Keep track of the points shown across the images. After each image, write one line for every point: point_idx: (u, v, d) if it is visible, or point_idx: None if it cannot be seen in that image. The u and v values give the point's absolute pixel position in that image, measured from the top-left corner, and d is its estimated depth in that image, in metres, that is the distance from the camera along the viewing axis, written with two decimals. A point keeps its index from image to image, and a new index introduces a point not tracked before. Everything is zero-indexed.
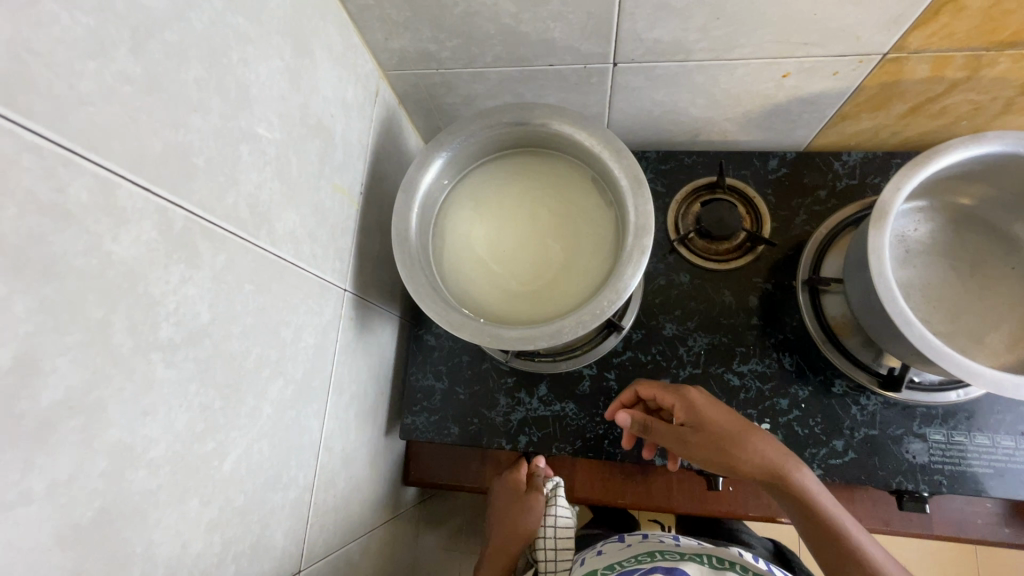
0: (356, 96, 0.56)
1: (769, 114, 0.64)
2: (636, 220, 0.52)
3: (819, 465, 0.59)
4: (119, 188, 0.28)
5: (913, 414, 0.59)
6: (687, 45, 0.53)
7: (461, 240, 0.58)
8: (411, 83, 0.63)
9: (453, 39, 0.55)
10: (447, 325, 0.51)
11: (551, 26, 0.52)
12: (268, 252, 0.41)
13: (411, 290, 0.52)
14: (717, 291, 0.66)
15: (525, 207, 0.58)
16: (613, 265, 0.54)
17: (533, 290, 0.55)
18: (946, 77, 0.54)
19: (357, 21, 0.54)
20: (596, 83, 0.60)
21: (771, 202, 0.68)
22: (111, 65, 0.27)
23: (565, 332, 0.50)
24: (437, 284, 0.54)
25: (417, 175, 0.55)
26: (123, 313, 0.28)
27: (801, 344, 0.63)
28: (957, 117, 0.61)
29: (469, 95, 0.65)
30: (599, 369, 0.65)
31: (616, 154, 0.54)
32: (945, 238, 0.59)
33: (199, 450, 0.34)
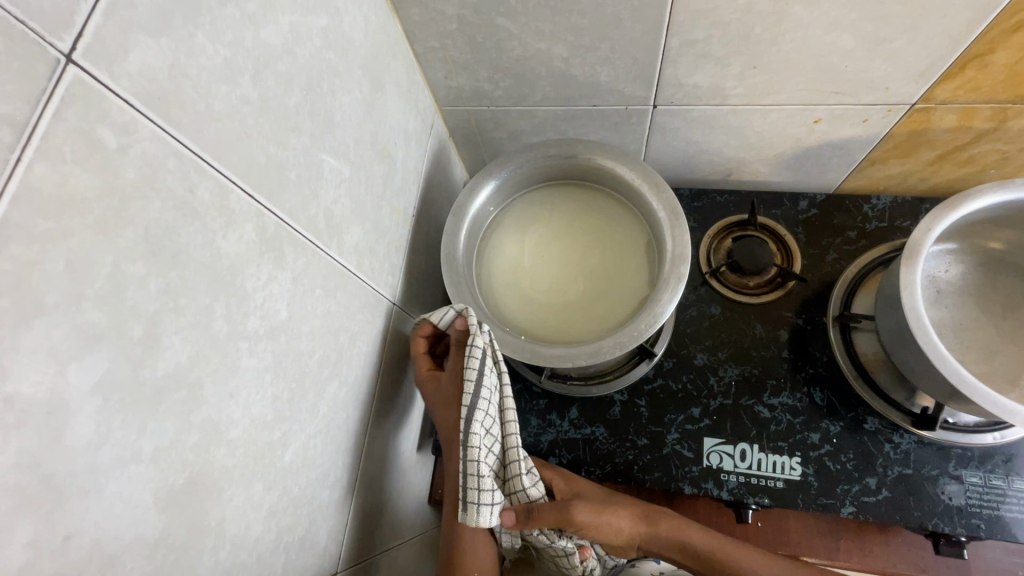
0: (415, 127, 0.61)
1: (801, 157, 0.67)
2: (674, 248, 0.55)
3: (851, 503, 0.59)
4: (232, 193, 0.32)
5: (949, 455, 0.59)
6: (724, 90, 0.57)
7: (506, 263, 0.61)
8: (463, 118, 0.69)
9: (506, 79, 0.60)
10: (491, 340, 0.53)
11: (598, 70, 0.57)
12: (336, 261, 0.45)
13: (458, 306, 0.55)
14: (748, 324, 0.67)
15: (567, 235, 0.62)
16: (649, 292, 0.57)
17: (571, 312, 0.58)
18: (974, 128, 0.57)
19: (420, 62, 0.59)
20: (635, 123, 0.64)
21: (802, 241, 0.70)
22: (238, 89, 0.32)
23: (604, 351, 0.52)
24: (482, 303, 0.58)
25: (467, 199, 0.59)
26: (223, 303, 0.32)
27: (832, 379, 0.64)
28: (985, 166, 0.63)
29: (516, 131, 0.70)
30: (630, 395, 0.66)
31: (655, 188, 0.58)
32: (977, 280, 0.60)
33: (268, 437, 0.37)
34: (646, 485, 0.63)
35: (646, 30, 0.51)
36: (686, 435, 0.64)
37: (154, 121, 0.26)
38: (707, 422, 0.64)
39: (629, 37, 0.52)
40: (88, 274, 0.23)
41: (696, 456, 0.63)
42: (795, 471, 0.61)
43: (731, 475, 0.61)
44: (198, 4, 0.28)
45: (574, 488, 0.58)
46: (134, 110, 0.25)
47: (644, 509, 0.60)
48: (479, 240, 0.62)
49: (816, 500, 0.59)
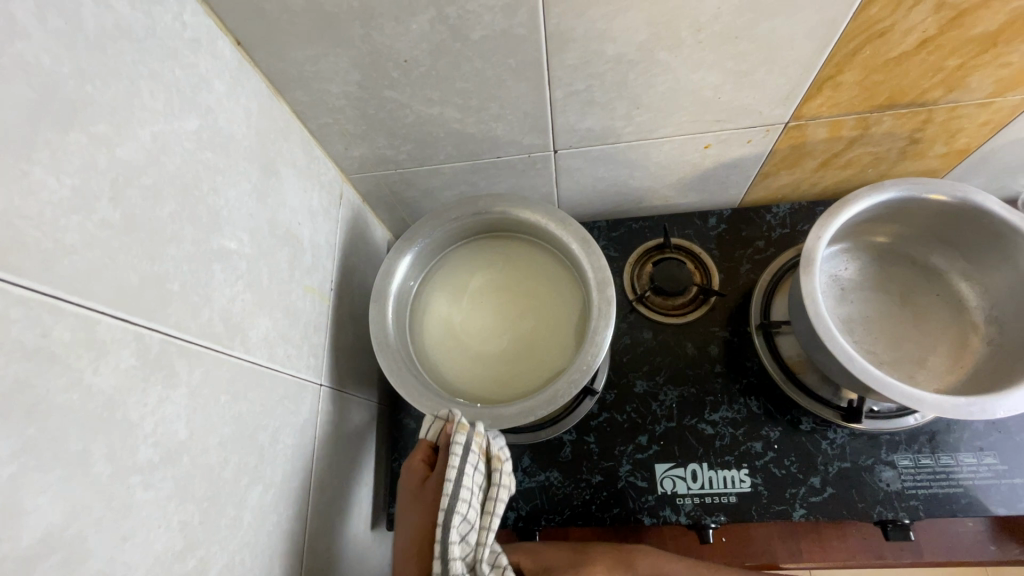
0: (321, 201, 0.60)
1: (701, 179, 0.70)
2: (596, 275, 0.56)
3: (801, 505, 0.60)
4: (100, 322, 0.30)
5: (879, 442, 0.61)
6: (616, 130, 0.60)
7: (442, 333, 0.61)
8: (373, 183, 0.69)
9: (407, 144, 0.61)
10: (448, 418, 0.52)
11: (493, 125, 0.58)
12: (243, 360, 0.43)
13: (400, 391, 0.54)
14: (680, 344, 0.69)
15: (494, 291, 0.63)
16: (584, 323, 0.58)
17: (522, 361, 0.58)
18: (843, 136, 0.62)
19: (317, 137, 0.59)
20: (541, 168, 0.66)
21: (716, 255, 0.73)
22: (94, 215, 0.30)
23: (561, 393, 0.52)
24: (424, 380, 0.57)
25: (384, 284, 0.58)
26: (102, 442, 0.29)
27: (765, 386, 0.66)
28: (862, 167, 0.68)
29: (429, 188, 0.70)
30: (579, 433, 0.66)
31: (560, 222, 0.59)
32: (874, 273, 0.64)
33: (180, 570, 0.35)
34: (607, 524, 0.62)
35: (529, 87, 0.53)
36: (638, 464, 0.64)
37: None
38: (655, 448, 0.64)
39: (515, 94, 0.53)
40: None
41: (651, 485, 0.63)
42: (745, 483, 0.62)
43: (686, 498, 0.62)
44: (30, 140, 0.27)
45: (540, 560, 0.57)
46: None
47: (620, 555, 0.58)
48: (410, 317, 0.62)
49: (769, 508, 0.61)
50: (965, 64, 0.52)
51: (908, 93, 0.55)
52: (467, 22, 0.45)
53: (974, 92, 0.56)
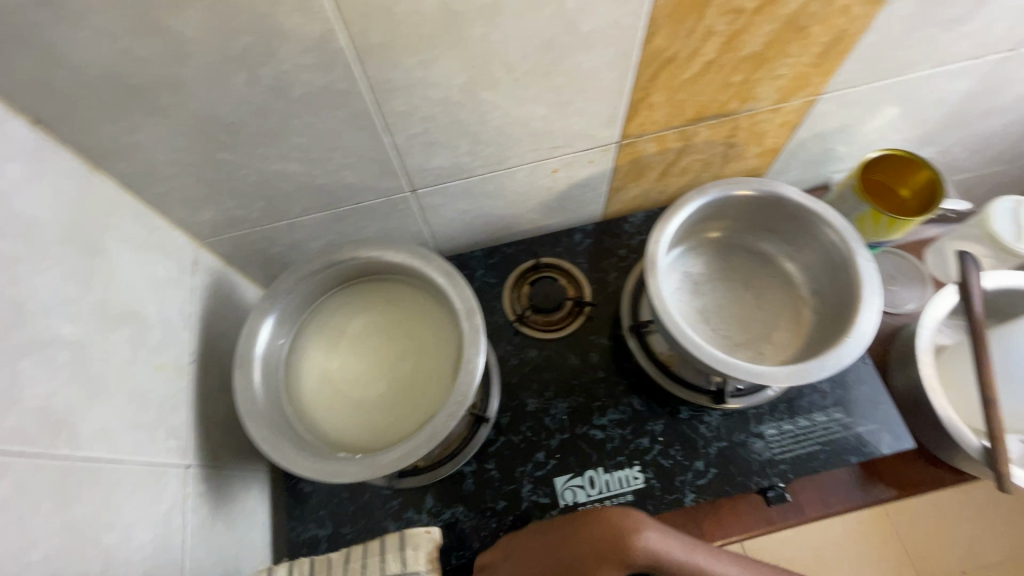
0: (170, 272, 0.57)
1: (559, 200, 0.75)
2: (463, 305, 0.58)
3: (690, 490, 0.64)
4: None
5: (747, 416, 0.67)
6: (466, 166, 0.63)
7: (323, 388, 0.61)
8: (233, 244, 0.66)
9: (257, 202, 0.60)
10: (328, 476, 0.51)
11: (343, 174, 0.59)
12: (72, 460, 0.40)
13: (275, 458, 0.52)
14: (563, 357, 0.72)
15: (373, 337, 0.63)
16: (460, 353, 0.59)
17: (405, 403, 0.59)
18: (671, 148, 0.70)
19: (156, 207, 0.57)
20: (403, 209, 0.68)
21: (586, 268, 0.78)
22: None
23: (439, 428, 0.52)
24: (303, 441, 0.55)
25: (249, 345, 0.57)
26: None
27: (644, 383, 0.70)
28: (696, 172, 0.76)
29: (294, 242, 0.69)
30: (479, 462, 0.67)
31: (423, 258, 0.60)
32: (719, 265, 0.70)
33: None
34: None
35: (367, 135, 0.54)
36: (538, 482, 0.65)
37: None
38: (553, 462, 0.66)
39: (355, 143, 0.55)
40: None
41: (553, 500, 0.64)
42: (638, 479, 0.65)
43: (587, 505, 0.64)
44: None
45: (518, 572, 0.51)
46: None
47: (616, 541, 0.48)
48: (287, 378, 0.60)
49: (663, 499, 0.64)
50: (748, 79, 0.60)
51: (711, 106, 0.63)
52: (285, 81, 0.46)
53: (764, 101, 0.65)
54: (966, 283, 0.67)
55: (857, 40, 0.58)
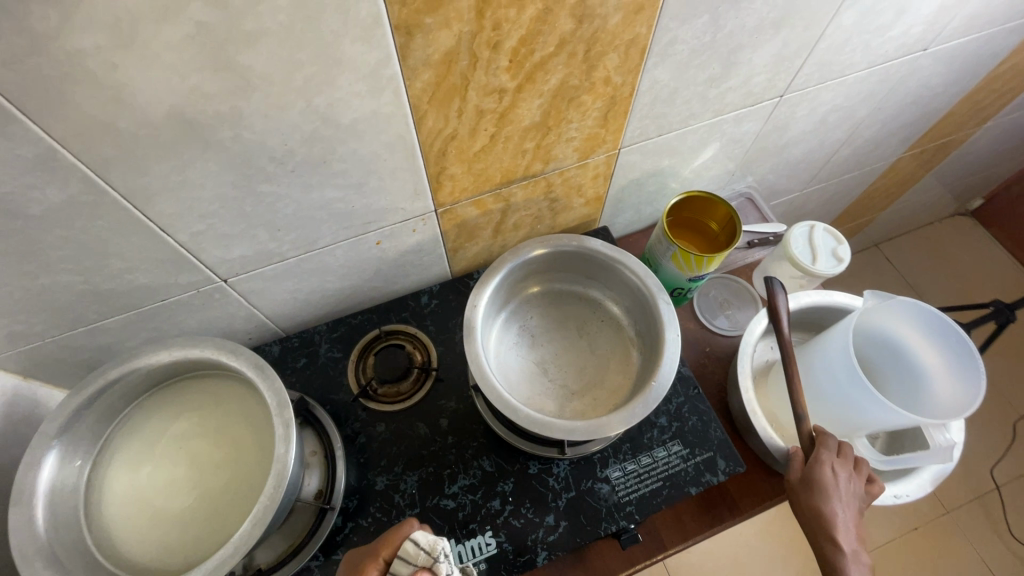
0: None
1: (396, 267, 0.75)
2: (274, 398, 0.56)
3: (542, 548, 0.64)
4: None
5: (593, 462, 0.68)
6: (275, 251, 0.61)
7: (130, 508, 0.56)
8: (26, 360, 0.61)
9: (37, 315, 0.55)
10: None
11: (132, 276, 0.56)
12: None
13: None
14: (412, 427, 0.71)
15: (190, 437, 0.59)
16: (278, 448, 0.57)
17: (221, 512, 0.55)
18: (493, 209, 0.72)
19: None
20: (222, 298, 0.65)
21: (433, 331, 0.78)
22: None
23: (245, 540, 0.49)
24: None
25: (26, 481, 0.50)
26: None
27: (493, 443, 0.70)
28: (529, 226, 0.79)
29: (103, 346, 0.64)
30: (326, 555, 0.63)
31: (231, 351, 0.58)
32: (553, 315, 0.73)
33: None
34: None
35: (143, 238, 0.52)
36: None
37: None
38: None
39: (132, 247, 0.52)
40: None
41: None
42: (491, 545, 0.64)
43: None
44: None
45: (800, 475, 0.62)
46: None
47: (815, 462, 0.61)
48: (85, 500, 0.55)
49: (515, 563, 0.63)
50: (540, 144, 0.63)
51: (515, 170, 0.66)
52: (15, 201, 0.43)
53: (566, 160, 0.68)
54: (773, 309, 0.72)
55: (630, 103, 0.63)
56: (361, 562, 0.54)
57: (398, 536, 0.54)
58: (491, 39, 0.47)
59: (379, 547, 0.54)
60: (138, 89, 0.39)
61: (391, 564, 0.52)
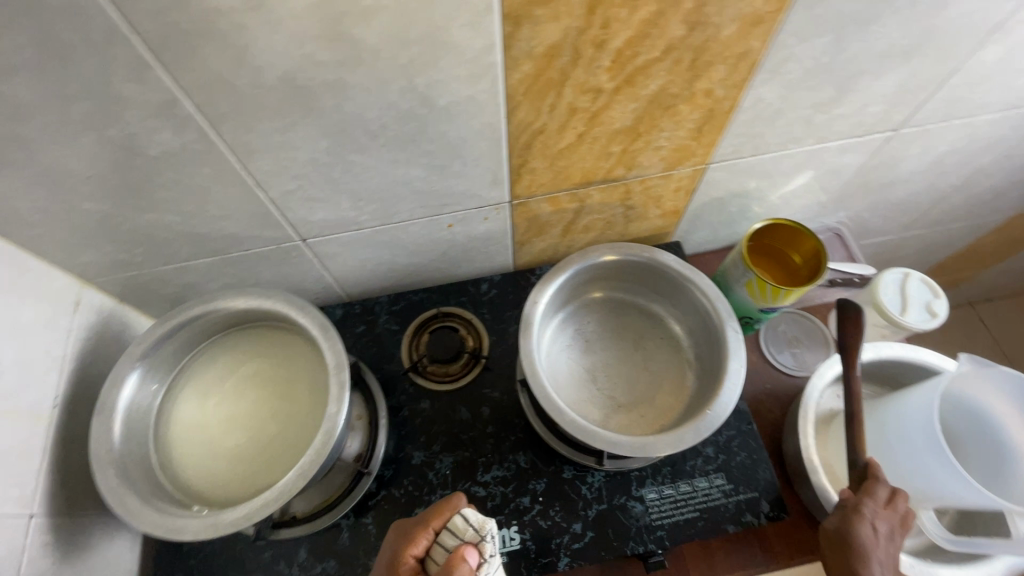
0: (40, 313, 0.57)
1: (462, 252, 0.76)
2: (333, 359, 0.58)
3: (564, 554, 0.63)
4: None
5: (629, 479, 0.67)
6: (353, 219, 0.64)
7: (192, 437, 0.60)
8: (123, 285, 0.67)
9: (139, 247, 0.61)
10: (168, 533, 0.50)
11: (224, 224, 0.60)
12: None
13: (117, 512, 0.51)
14: (455, 410, 0.72)
15: (250, 382, 0.63)
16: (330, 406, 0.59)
17: (270, 456, 0.59)
18: (567, 208, 0.71)
19: (32, 250, 0.57)
20: (298, 257, 0.69)
21: (489, 319, 0.79)
22: None
23: (289, 487, 0.52)
24: (156, 493, 0.54)
25: (110, 394, 0.55)
26: None
27: (531, 440, 0.70)
28: (600, 230, 0.78)
29: (188, 284, 0.70)
30: (356, 516, 0.66)
31: (299, 308, 0.61)
32: (610, 323, 0.71)
33: None
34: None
35: (239, 190, 0.55)
36: None
37: None
38: None
39: (228, 197, 0.56)
40: None
41: None
42: (514, 540, 0.64)
43: None
44: None
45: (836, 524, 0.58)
46: None
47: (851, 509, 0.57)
48: (154, 422, 0.60)
49: (536, 563, 0.63)
50: (627, 149, 0.62)
51: (596, 172, 0.65)
52: (138, 141, 0.47)
53: (650, 169, 0.66)
54: (850, 353, 0.66)
55: (729, 118, 0.60)
56: (413, 529, 0.55)
57: (449, 510, 0.55)
58: (598, 37, 0.46)
59: (430, 518, 0.55)
60: (258, 51, 0.41)
61: (439, 535, 0.54)
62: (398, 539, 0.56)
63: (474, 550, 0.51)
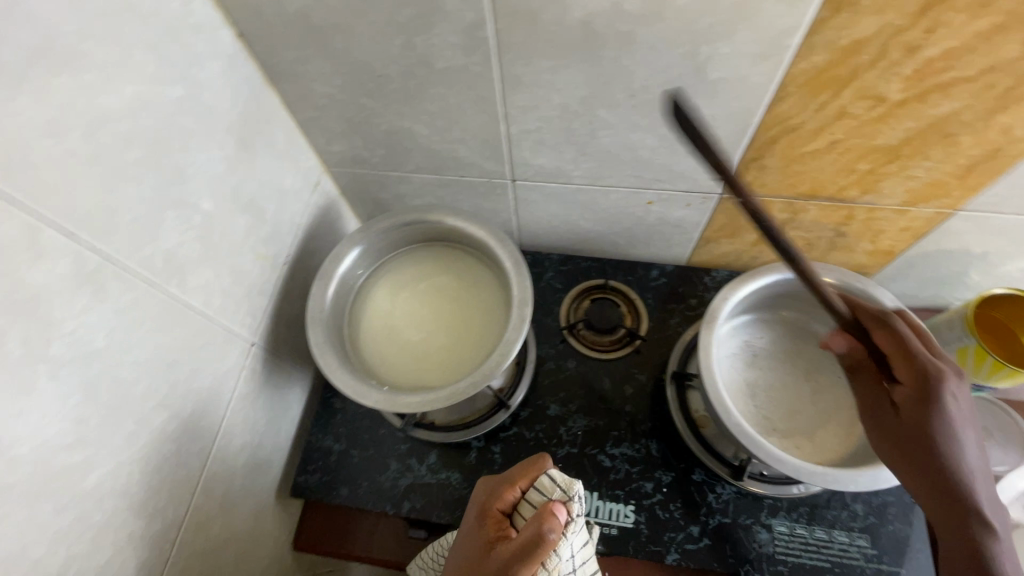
0: (294, 183, 0.67)
1: (647, 232, 0.76)
2: (520, 294, 0.62)
3: (675, 550, 0.63)
4: (45, 232, 0.36)
5: (761, 505, 0.64)
6: (566, 172, 0.66)
7: (379, 323, 0.68)
8: (350, 179, 0.76)
9: (380, 149, 0.68)
10: (354, 394, 0.58)
11: (458, 147, 0.65)
12: (177, 299, 0.49)
13: (320, 362, 0.59)
14: (598, 378, 0.74)
15: (435, 292, 0.69)
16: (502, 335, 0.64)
17: (439, 361, 0.64)
18: (775, 217, 0.68)
19: (303, 129, 0.66)
20: (499, 194, 0.73)
21: (651, 305, 0.78)
22: (65, 144, 0.37)
23: (460, 392, 0.57)
24: (347, 358, 0.62)
25: (332, 266, 0.64)
26: (21, 330, 0.35)
27: (667, 432, 0.69)
28: (795, 249, 0.74)
29: (398, 194, 0.77)
30: (487, 442, 0.71)
31: (500, 240, 0.65)
32: (784, 345, 0.68)
33: (66, 458, 0.40)
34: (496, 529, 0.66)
35: (487, 118, 0.59)
36: None
37: None
38: None
39: (475, 122, 0.60)
40: None
41: None
42: (628, 518, 0.65)
43: None
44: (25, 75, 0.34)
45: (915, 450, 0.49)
46: None
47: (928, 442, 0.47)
48: (353, 300, 0.68)
49: (645, 546, 0.63)
50: (875, 170, 0.57)
51: (827, 186, 0.61)
52: (433, 53, 0.52)
53: (887, 198, 0.61)
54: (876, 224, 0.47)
55: (1012, 163, 0.53)
56: (499, 485, 0.53)
57: (536, 469, 0.52)
58: (914, 42, 0.43)
59: (517, 475, 0.52)
60: None
61: (526, 494, 0.51)
62: (484, 496, 0.53)
63: (564, 508, 0.47)
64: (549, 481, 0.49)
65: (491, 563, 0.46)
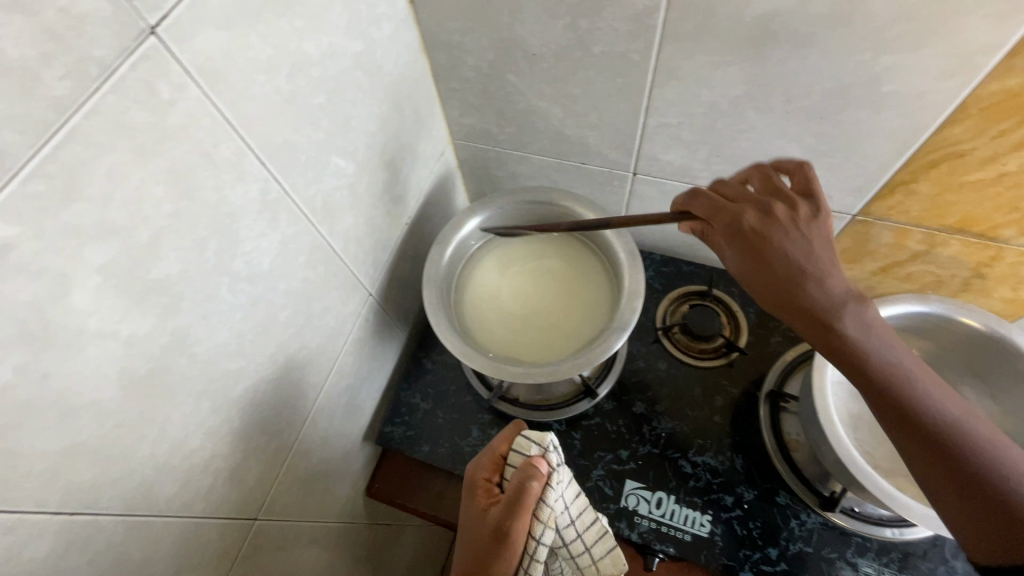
0: (426, 149, 0.70)
1: None
2: (631, 287, 0.62)
3: (750, 568, 0.61)
4: (248, 158, 0.40)
5: (849, 541, 0.62)
6: (693, 171, 0.65)
7: (484, 290, 0.70)
8: (472, 153, 0.78)
9: (510, 127, 0.70)
10: (459, 353, 0.60)
11: (588, 133, 0.66)
12: (325, 239, 0.53)
13: (431, 318, 0.62)
14: (688, 384, 0.73)
15: (542, 272, 0.70)
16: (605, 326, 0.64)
17: (538, 338, 0.66)
18: (909, 247, 0.64)
19: (441, 99, 0.69)
20: (617, 186, 0.73)
21: (752, 320, 0.76)
22: (273, 81, 0.41)
23: (561, 371, 0.58)
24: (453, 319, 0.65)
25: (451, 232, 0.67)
26: (217, 242, 0.39)
27: (755, 450, 0.68)
28: (922, 285, 0.69)
29: (515, 173, 0.79)
30: (568, 427, 0.71)
31: (618, 232, 0.65)
32: None
33: (226, 365, 0.44)
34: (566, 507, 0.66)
35: (628, 107, 0.60)
36: (610, 473, 0.68)
37: (202, 90, 0.35)
38: (632, 465, 0.68)
39: (614, 110, 0.61)
40: (124, 177, 0.31)
41: (615, 495, 0.67)
42: (704, 527, 0.64)
43: (644, 519, 0.65)
44: (258, 13, 0.37)
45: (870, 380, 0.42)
46: (190, 77, 0.34)
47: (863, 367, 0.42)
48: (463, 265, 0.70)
49: (718, 558, 0.62)
50: None
51: (979, 222, 0.57)
52: (593, 37, 0.53)
53: None
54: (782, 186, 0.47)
55: None
56: (480, 456, 0.53)
57: (512, 432, 0.53)
58: None
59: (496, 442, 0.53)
60: None
61: (507, 458, 0.52)
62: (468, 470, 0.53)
63: (544, 460, 0.48)
64: (527, 441, 0.50)
65: (491, 528, 0.47)
